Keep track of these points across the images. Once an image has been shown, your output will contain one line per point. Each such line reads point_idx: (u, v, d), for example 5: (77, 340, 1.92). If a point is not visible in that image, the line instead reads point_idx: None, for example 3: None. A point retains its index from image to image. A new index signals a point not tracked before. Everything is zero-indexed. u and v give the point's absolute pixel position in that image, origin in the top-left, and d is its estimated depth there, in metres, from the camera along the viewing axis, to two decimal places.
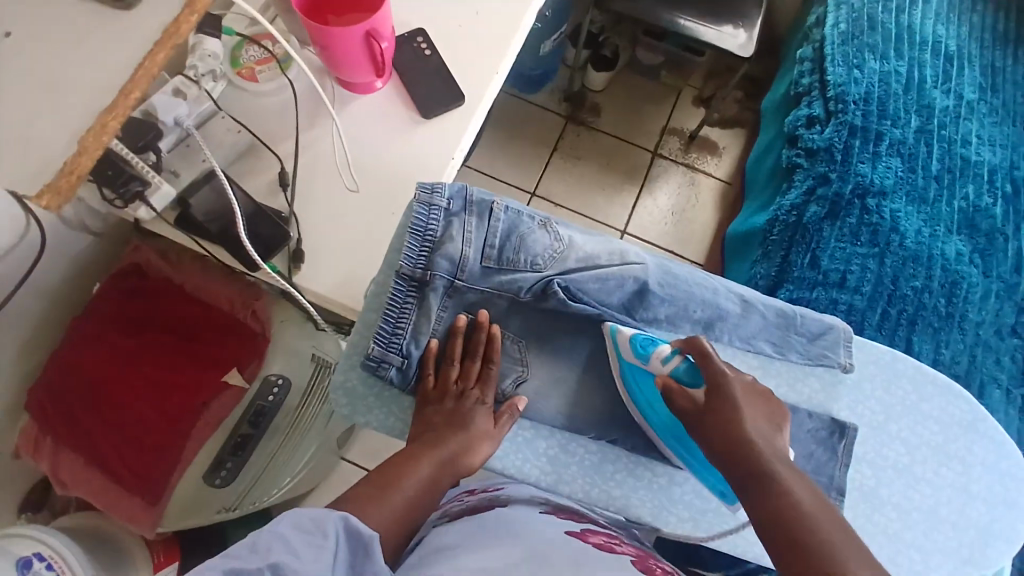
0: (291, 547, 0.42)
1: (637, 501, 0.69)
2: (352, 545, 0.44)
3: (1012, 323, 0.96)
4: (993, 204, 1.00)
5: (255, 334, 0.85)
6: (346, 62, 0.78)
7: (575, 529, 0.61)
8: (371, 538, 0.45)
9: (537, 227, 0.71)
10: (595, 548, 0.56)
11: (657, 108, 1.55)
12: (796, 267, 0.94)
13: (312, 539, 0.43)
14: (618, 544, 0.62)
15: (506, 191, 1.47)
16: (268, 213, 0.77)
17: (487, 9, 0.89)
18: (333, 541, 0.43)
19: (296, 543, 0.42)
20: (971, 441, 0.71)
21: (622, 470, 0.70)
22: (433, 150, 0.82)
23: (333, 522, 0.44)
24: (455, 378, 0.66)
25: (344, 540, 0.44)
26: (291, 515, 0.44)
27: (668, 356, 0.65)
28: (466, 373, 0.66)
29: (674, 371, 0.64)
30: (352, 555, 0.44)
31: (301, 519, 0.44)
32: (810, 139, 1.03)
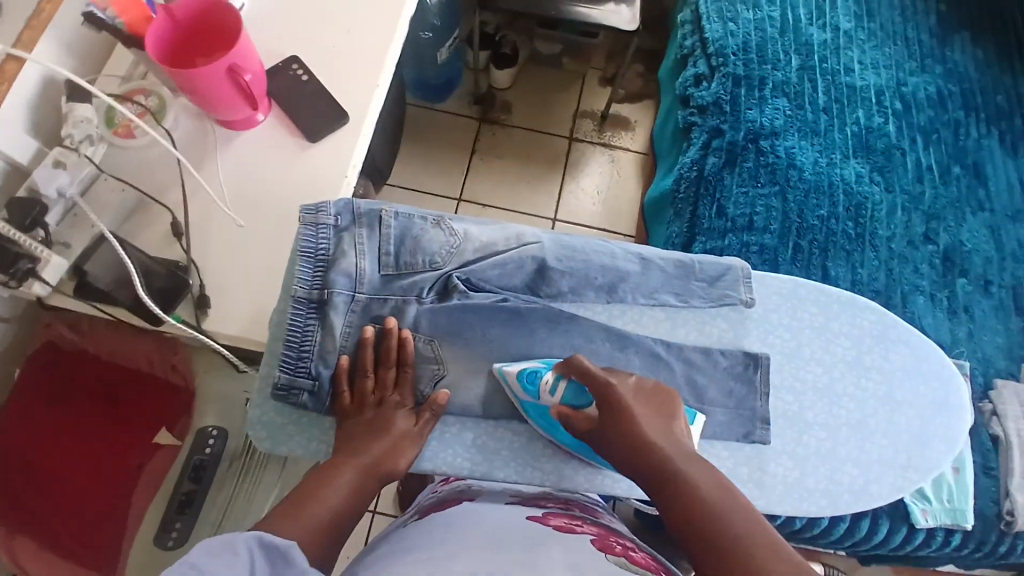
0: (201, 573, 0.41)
1: (571, 473, 0.71)
2: (269, 558, 0.44)
3: (923, 232, 0.99)
4: (885, 123, 1.04)
5: (178, 387, 0.85)
6: (219, 103, 0.78)
7: (537, 515, 0.62)
8: (289, 548, 0.45)
9: (430, 226, 0.72)
10: (551, 530, 0.57)
11: (566, 95, 1.57)
12: (705, 219, 0.96)
13: (225, 558, 0.42)
14: (580, 525, 0.61)
15: (432, 202, 1.48)
16: (164, 265, 0.76)
17: (357, 25, 0.89)
18: (248, 559, 0.43)
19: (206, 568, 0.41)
20: (887, 350, 0.75)
21: (553, 444, 0.72)
22: (324, 172, 0.82)
23: (246, 540, 0.44)
24: (370, 389, 0.67)
25: (260, 555, 0.44)
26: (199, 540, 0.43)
27: (554, 382, 0.69)
28: (383, 381, 0.67)
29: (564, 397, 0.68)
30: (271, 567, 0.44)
31: (211, 543, 0.43)
32: (699, 97, 1.05)
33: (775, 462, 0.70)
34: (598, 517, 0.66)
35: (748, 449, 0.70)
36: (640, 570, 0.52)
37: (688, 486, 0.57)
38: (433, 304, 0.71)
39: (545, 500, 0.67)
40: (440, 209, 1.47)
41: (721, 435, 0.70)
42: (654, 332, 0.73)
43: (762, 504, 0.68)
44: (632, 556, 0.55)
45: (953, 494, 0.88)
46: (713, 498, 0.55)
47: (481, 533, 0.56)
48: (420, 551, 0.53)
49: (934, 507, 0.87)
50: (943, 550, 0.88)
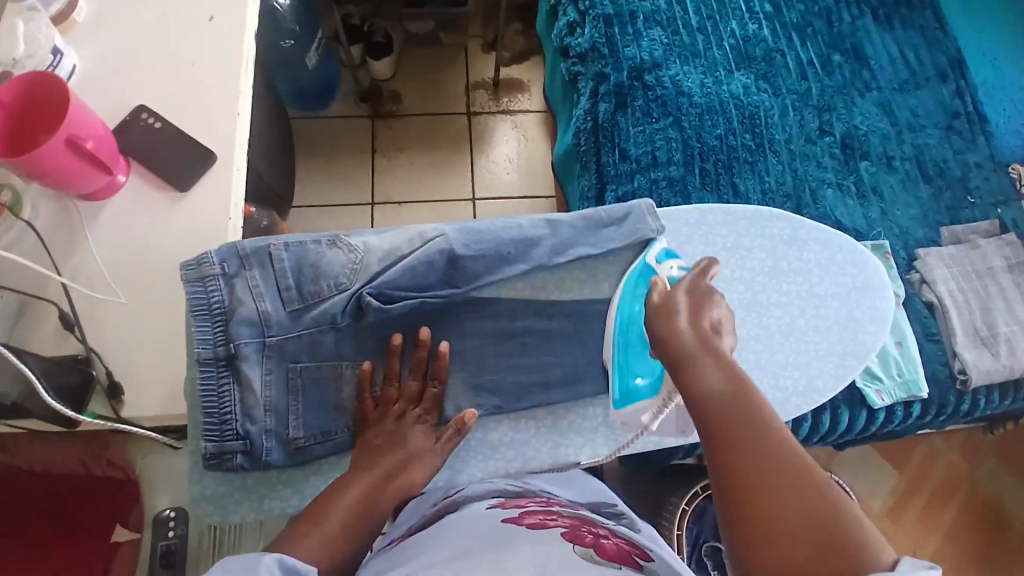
0: None
1: (533, 455, 0.73)
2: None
3: (818, 125, 1.01)
4: (759, 29, 1.04)
5: (122, 480, 0.81)
6: (71, 181, 0.71)
7: (513, 517, 0.60)
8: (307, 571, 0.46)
9: (327, 247, 0.69)
10: (524, 529, 0.56)
11: (452, 71, 1.52)
12: (611, 167, 0.95)
13: None
14: (555, 519, 0.60)
15: (346, 212, 1.42)
16: (61, 361, 0.71)
17: (201, 56, 0.83)
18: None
19: None
20: (799, 250, 0.79)
21: (508, 434, 0.74)
22: (204, 218, 0.77)
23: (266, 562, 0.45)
24: (395, 398, 0.69)
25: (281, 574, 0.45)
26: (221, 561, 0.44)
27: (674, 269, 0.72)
28: (389, 397, 0.69)
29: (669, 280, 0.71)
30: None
31: (230, 565, 0.43)
32: (576, 45, 1.03)
33: None
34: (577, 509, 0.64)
35: None
36: (611, 561, 0.52)
37: (704, 389, 0.54)
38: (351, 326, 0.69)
39: (529, 500, 0.65)
40: (356, 218, 1.42)
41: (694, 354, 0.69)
42: (580, 293, 0.76)
43: None
44: (603, 545, 0.55)
45: (903, 367, 0.91)
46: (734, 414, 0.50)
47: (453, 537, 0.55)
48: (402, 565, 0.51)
49: (887, 386, 0.91)
50: (907, 422, 0.92)
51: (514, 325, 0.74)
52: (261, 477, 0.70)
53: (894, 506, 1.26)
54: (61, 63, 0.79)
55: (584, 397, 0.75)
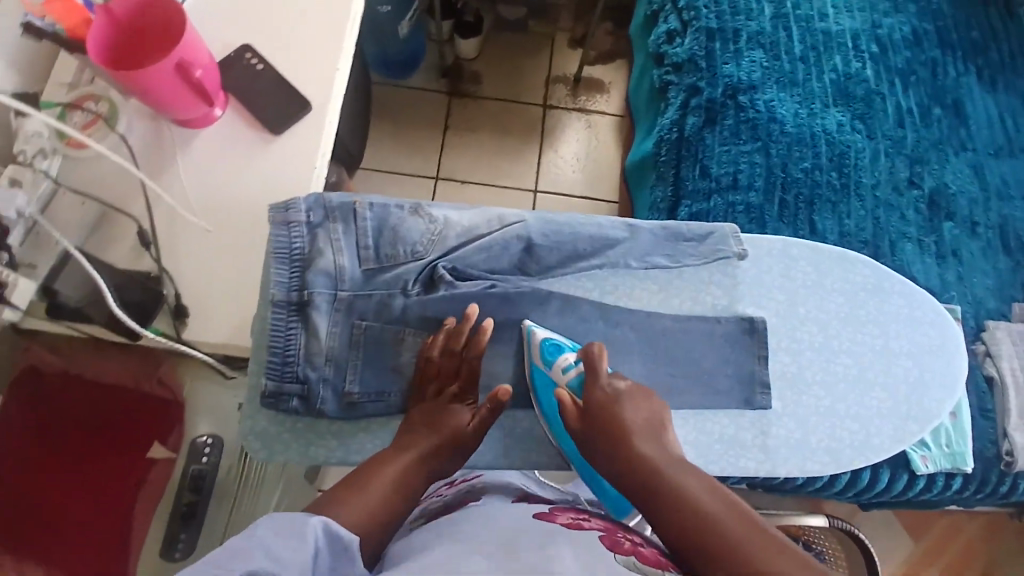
0: (270, 552, 0.42)
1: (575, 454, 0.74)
2: (330, 551, 0.46)
3: (908, 177, 0.98)
4: (863, 68, 1.02)
5: (167, 402, 0.83)
6: (170, 104, 0.73)
7: (543, 512, 0.61)
8: (349, 540, 0.47)
9: (409, 214, 0.72)
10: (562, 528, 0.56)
11: (536, 61, 1.52)
12: (689, 182, 0.94)
13: (296, 543, 0.44)
14: (587, 519, 0.60)
15: (410, 183, 1.44)
16: (135, 278, 0.73)
17: (309, 6, 0.84)
18: (313, 544, 0.44)
19: (275, 548, 0.42)
20: (880, 301, 0.77)
21: None
22: (291, 165, 0.78)
23: (313, 527, 0.45)
24: (434, 374, 0.70)
25: (324, 540, 0.46)
26: (268, 520, 0.45)
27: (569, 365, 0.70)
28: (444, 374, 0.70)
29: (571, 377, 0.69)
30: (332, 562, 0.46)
31: (279, 525, 0.44)
32: (673, 54, 1.02)
33: (777, 426, 0.72)
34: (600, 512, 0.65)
35: (749, 415, 0.72)
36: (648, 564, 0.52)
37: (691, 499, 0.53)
38: (419, 293, 0.72)
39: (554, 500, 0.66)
40: (418, 190, 1.43)
41: (720, 405, 0.72)
42: (649, 305, 0.75)
43: (770, 470, 0.70)
44: (641, 551, 0.55)
45: (952, 438, 0.89)
46: (733, 524, 0.49)
47: (493, 528, 0.55)
48: (443, 549, 0.51)
49: (934, 453, 0.88)
50: (944, 493, 0.90)
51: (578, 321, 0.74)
52: (308, 424, 0.72)
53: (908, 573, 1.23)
54: None
55: None
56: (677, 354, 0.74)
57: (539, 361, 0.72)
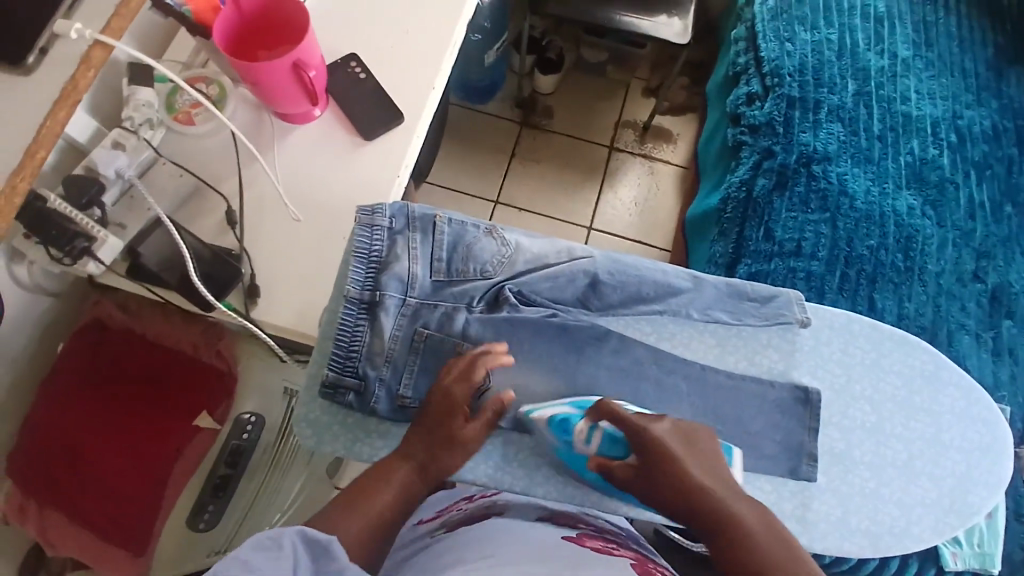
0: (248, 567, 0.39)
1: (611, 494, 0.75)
2: (312, 554, 0.43)
3: (973, 270, 0.97)
4: (939, 155, 1.02)
5: (221, 373, 0.85)
6: (278, 98, 0.78)
7: (572, 535, 0.60)
8: (331, 540, 0.43)
9: (483, 235, 0.77)
10: (590, 551, 0.56)
11: (608, 104, 1.56)
12: (752, 242, 0.95)
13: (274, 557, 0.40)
14: (616, 547, 0.60)
15: (469, 203, 1.48)
16: (220, 253, 0.76)
17: (415, 26, 0.89)
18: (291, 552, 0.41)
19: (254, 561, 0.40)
20: (937, 391, 0.76)
21: None
22: (377, 170, 0.82)
23: (290, 534, 0.42)
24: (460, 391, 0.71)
25: (304, 548, 0.42)
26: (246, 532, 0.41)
27: (590, 435, 0.70)
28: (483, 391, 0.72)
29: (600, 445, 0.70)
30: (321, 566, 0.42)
31: (255, 538, 0.41)
32: (751, 116, 1.04)
33: (818, 500, 0.71)
34: (626, 540, 0.65)
35: (792, 484, 0.71)
36: None
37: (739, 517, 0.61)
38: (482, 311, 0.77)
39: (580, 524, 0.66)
40: (475, 210, 1.47)
41: (761, 468, 0.72)
42: (703, 358, 0.76)
43: (804, 542, 0.69)
44: None
45: (985, 538, 0.86)
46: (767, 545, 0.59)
47: (526, 542, 0.55)
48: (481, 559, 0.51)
49: (965, 552, 0.85)
50: None
51: (631, 362, 0.76)
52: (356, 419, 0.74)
53: None
54: None
55: None
56: (725, 412, 0.74)
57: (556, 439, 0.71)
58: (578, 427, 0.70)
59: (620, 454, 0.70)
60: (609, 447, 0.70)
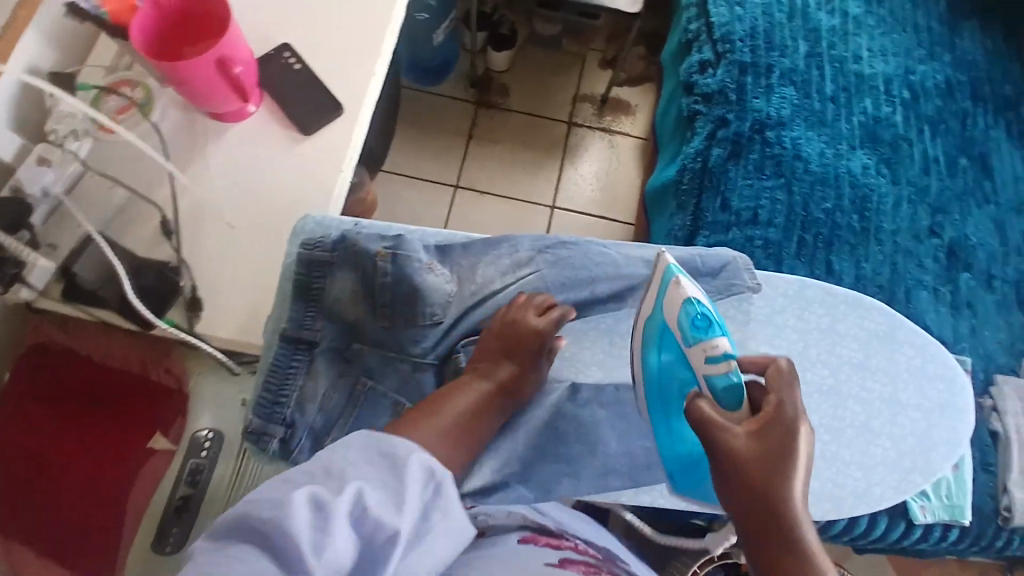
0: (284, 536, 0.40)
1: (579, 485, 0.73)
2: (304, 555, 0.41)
3: (929, 225, 0.97)
4: (892, 113, 1.01)
5: (171, 390, 0.82)
6: (206, 97, 0.74)
7: (553, 561, 0.57)
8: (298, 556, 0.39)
9: (429, 271, 0.74)
10: None
11: (564, 78, 1.53)
12: (709, 213, 0.95)
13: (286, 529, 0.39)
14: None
15: (428, 188, 1.44)
16: (152, 263, 0.74)
17: (351, 11, 0.85)
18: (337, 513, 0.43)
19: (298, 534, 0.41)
20: (892, 351, 0.76)
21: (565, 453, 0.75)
22: (316, 165, 0.79)
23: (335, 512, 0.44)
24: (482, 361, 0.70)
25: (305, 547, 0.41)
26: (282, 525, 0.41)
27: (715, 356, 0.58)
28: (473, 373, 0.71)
29: (714, 380, 0.57)
30: (317, 534, 0.39)
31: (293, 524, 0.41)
32: (704, 84, 1.02)
33: None
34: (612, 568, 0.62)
35: None
36: None
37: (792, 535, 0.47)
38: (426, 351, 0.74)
39: (562, 543, 0.62)
40: (435, 195, 1.44)
41: None
42: None
43: None
44: None
45: (952, 490, 0.87)
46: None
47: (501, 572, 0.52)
48: None
49: (933, 504, 0.87)
50: (940, 544, 0.89)
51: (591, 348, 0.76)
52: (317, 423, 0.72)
53: None
54: None
55: (638, 431, 0.75)
56: None
57: (681, 330, 0.62)
58: (708, 340, 0.59)
59: (727, 405, 0.55)
60: (724, 391, 0.56)
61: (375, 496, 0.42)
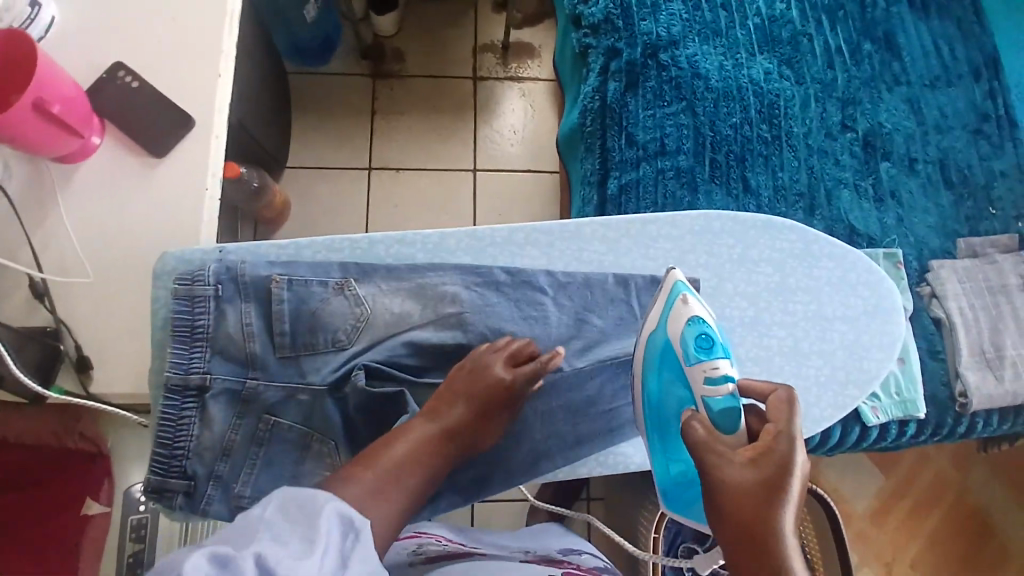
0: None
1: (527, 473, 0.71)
2: None
3: (841, 120, 0.94)
4: (787, 9, 0.97)
5: (92, 455, 0.77)
6: (40, 145, 0.67)
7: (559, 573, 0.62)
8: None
9: (331, 292, 0.68)
10: None
11: (459, 30, 1.44)
12: (616, 152, 0.90)
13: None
14: None
15: (344, 177, 1.37)
16: (31, 334, 0.67)
17: (182, 11, 0.77)
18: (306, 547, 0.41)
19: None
20: (810, 266, 0.74)
21: None
22: (178, 191, 0.72)
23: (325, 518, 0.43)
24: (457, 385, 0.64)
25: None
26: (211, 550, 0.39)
27: (715, 377, 0.58)
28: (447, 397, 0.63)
29: (711, 401, 0.57)
30: None
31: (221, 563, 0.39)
32: (589, 14, 0.95)
33: None
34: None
35: None
36: None
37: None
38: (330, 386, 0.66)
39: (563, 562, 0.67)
40: (352, 184, 1.37)
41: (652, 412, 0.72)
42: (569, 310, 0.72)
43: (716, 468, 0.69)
44: None
45: (901, 385, 0.88)
46: None
47: None
48: None
49: (884, 404, 0.87)
50: (900, 440, 0.89)
51: None
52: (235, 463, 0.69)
53: (878, 509, 1.24)
54: (39, 17, 0.73)
55: (577, 405, 0.70)
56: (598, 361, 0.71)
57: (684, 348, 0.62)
58: (709, 361, 0.60)
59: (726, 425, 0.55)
60: (722, 411, 0.56)
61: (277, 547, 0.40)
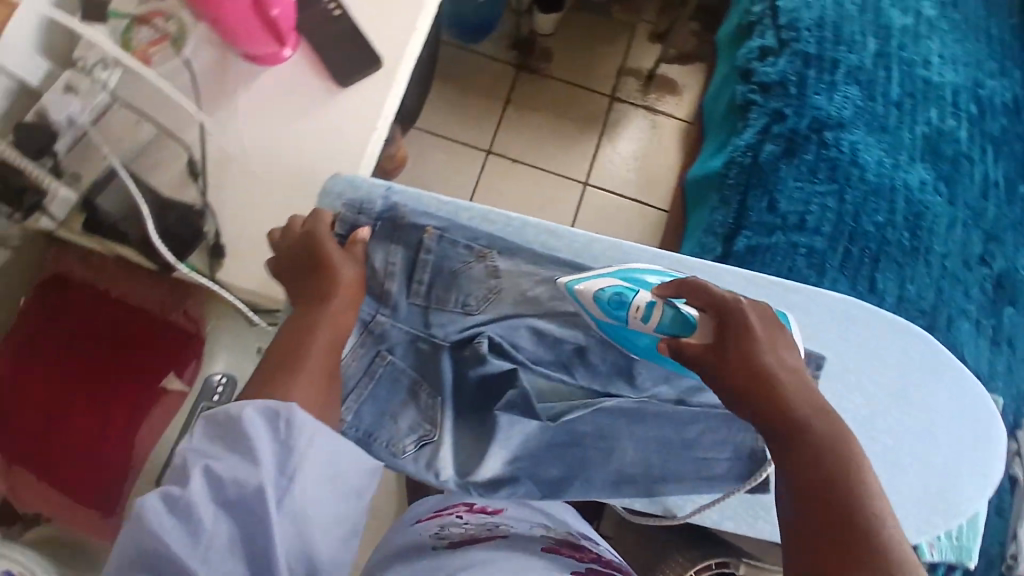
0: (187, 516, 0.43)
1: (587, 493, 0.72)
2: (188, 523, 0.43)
3: (981, 253, 0.93)
4: (956, 126, 0.95)
5: (188, 336, 0.80)
6: (241, 37, 0.71)
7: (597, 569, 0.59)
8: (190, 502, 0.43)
9: (474, 259, 0.70)
10: None
11: (611, 47, 1.46)
12: (755, 212, 0.90)
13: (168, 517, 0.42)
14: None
15: (460, 152, 1.40)
16: (179, 207, 0.71)
17: None
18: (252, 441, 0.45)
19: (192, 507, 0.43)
20: (930, 382, 0.73)
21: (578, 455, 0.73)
22: (348, 123, 0.75)
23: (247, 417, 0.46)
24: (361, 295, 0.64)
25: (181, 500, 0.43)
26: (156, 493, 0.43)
27: (648, 312, 0.62)
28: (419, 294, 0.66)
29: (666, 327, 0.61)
30: (183, 522, 0.42)
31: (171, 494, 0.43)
32: (763, 73, 0.96)
33: None
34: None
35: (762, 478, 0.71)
36: None
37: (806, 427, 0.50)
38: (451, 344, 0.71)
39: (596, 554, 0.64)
40: (466, 161, 1.39)
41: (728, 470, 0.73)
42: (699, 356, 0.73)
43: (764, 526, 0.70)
44: None
45: (964, 531, 0.85)
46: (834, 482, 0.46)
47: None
48: None
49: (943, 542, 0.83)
50: None
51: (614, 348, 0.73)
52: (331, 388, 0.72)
53: None
54: None
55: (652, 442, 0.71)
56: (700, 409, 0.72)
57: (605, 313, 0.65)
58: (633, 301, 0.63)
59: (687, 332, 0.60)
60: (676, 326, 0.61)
61: (222, 464, 0.44)
